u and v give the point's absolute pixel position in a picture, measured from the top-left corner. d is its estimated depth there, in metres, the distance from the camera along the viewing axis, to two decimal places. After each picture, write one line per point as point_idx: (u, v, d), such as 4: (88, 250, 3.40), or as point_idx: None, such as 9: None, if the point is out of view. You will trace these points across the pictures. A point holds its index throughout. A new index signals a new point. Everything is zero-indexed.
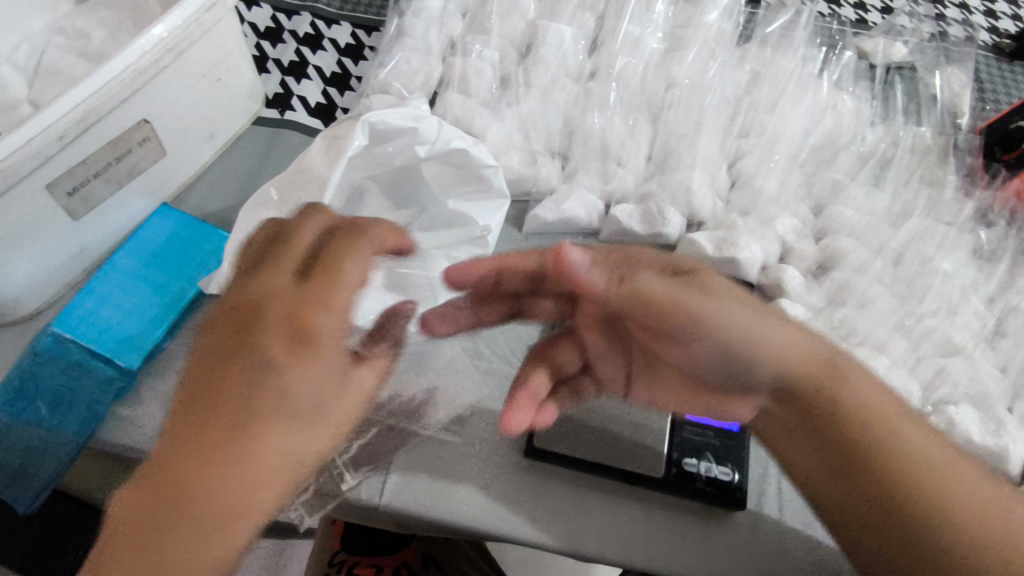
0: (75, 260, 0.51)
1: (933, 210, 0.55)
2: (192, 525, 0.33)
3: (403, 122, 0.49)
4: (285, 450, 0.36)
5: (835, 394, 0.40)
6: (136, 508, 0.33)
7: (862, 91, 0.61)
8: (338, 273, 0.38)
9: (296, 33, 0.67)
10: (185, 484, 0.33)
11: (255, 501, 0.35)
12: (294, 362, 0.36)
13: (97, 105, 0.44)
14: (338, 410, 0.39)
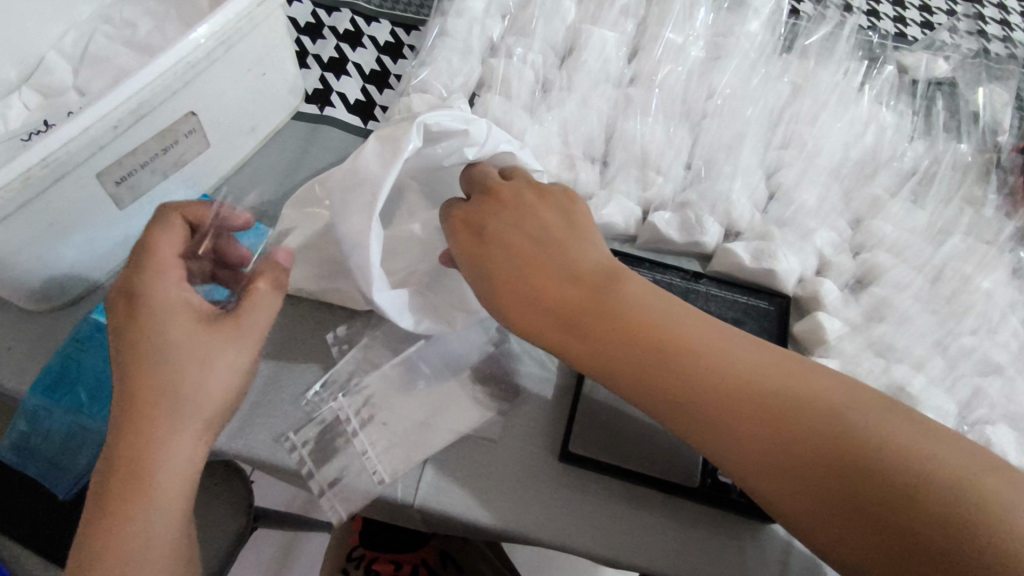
0: (118, 248, 0.52)
1: (975, 229, 0.56)
2: (125, 465, 0.36)
3: (456, 124, 0.46)
4: (168, 393, 0.38)
5: (719, 374, 0.37)
6: (120, 460, 0.37)
7: (903, 105, 0.61)
8: (156, 246, 0.40)
9: (336, 30, 0.67)
10: (139, 432, 0.37)
11: (168, 446, 0.37)
12: (129, 320, 0.38)
13: (149, 96, 0.45)
14: (216, 354, 0.39)
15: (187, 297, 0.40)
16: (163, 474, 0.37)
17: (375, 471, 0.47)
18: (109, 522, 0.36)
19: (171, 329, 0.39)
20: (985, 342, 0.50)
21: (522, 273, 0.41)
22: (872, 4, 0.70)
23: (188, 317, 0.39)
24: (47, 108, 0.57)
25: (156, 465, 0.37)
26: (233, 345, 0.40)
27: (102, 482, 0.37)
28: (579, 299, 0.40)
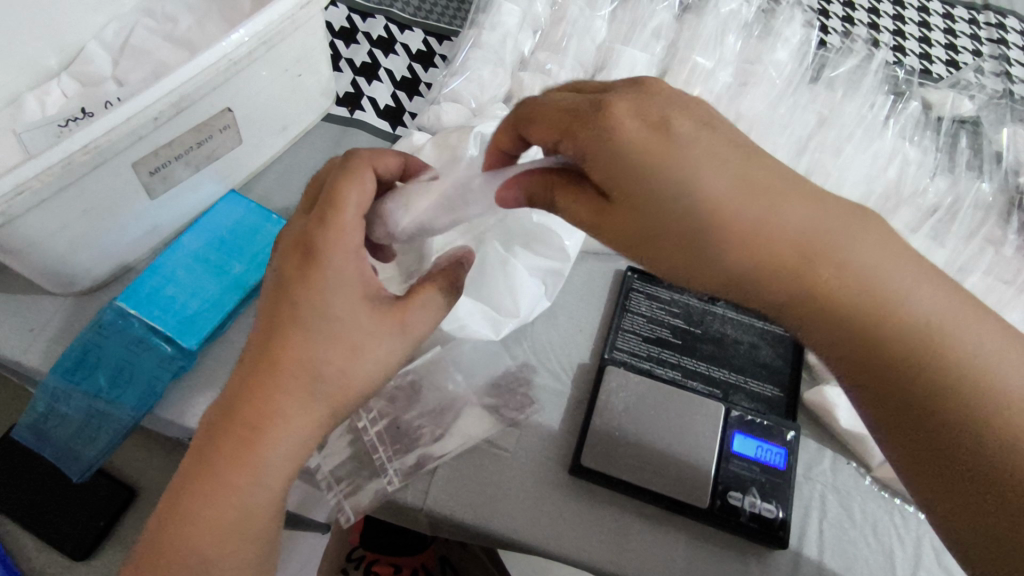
0: (145, 238, 0.52)
1: (995, 268, 0.56)
2: (245, 427, 0.35)
3: None
4: (313, 367, 0.36)
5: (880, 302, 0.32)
6: (238, 410, 0.35)
7: (927, 141, 0.62)
8: (345, 204, 0.38)
9: (370, 35, 0.69)
10: (265, 394, 0.35)
11: (289, 422, 0.35)
12: (300, 279, 0.36)
13: (190, 92, 0.46)
14: (372, 340, 0.38)
15: (362, 271, 0.38)
16: (277, 450, 0.35)
17: (385, 472, 0.47)
18: (210, 477, 0.34)
19: (338, 301, 0.37)
20: None
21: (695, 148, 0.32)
22: (899, 39, 0.71)
23: (356, 293, 0.37)
24: (86, 96, 0.58)
25: (273, 437, 0.35)
26: (393, 337, 0.39)
27: (219, 436, 0.35)
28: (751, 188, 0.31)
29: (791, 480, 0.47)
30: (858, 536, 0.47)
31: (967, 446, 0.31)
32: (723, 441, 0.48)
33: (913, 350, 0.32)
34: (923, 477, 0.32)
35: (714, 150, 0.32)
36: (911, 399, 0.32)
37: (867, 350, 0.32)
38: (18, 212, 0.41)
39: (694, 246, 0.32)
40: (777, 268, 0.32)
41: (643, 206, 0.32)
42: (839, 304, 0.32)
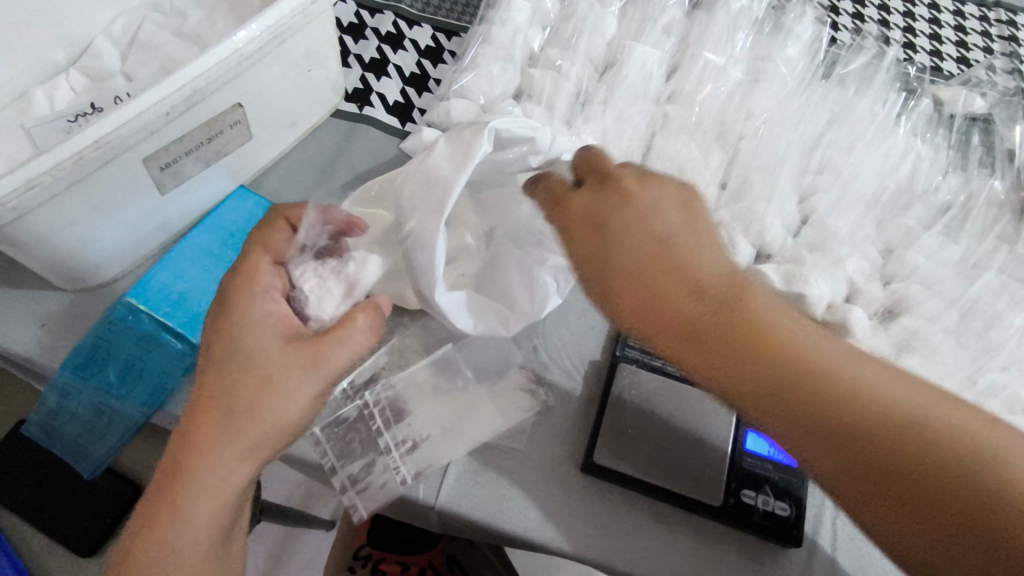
0: (155, 234, 0.52)
1: (1009, 266, 0.55)
2: (170, 464, 0.37)
3: (525, 131, 0.48)
4: (224, 402, 0.38)
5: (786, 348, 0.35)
6: (168, 455, 0.38)
7: (939, 139, 0.62)
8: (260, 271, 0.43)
9: (378, 31, 0.68)
10: (187, 435, 0.38)
11: (209, 458, 0.37)
12: (214, 331, 0.40)
13: (202, 87, 0.46)
14: (282, 373, 0.40)
15: (273, 316, 0.41)
16: (202, 484, 0.37)
17: (397, 469, 0.47)
18: (143, 513, 0.37)
19: (247, 340, 0.40)
20: (1016, 380, 0.50)
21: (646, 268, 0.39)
22: (909, 36, 0.71)
23: (270, 333, 0.41)
24: (94, 91, 0.57)
25: (195, 472, 0.37)
26: (303, 371, 0.40)
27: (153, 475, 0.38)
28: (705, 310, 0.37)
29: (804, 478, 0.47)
30: None
31: (897, 465, 0.31)
32: (736, 439, 0.47)
33: (821, 374, 0.34)
34: (865, 501, 0.32)
35: (662, 262, 0.39)
36: (863, 447, 0.32)
37: (792, 376, 0.34)
38: (29, 206, 0.40)
39: (645, 280, 0.39)
40: (705, 347, 0.36)
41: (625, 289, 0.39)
42: (764, 337, 0.35)
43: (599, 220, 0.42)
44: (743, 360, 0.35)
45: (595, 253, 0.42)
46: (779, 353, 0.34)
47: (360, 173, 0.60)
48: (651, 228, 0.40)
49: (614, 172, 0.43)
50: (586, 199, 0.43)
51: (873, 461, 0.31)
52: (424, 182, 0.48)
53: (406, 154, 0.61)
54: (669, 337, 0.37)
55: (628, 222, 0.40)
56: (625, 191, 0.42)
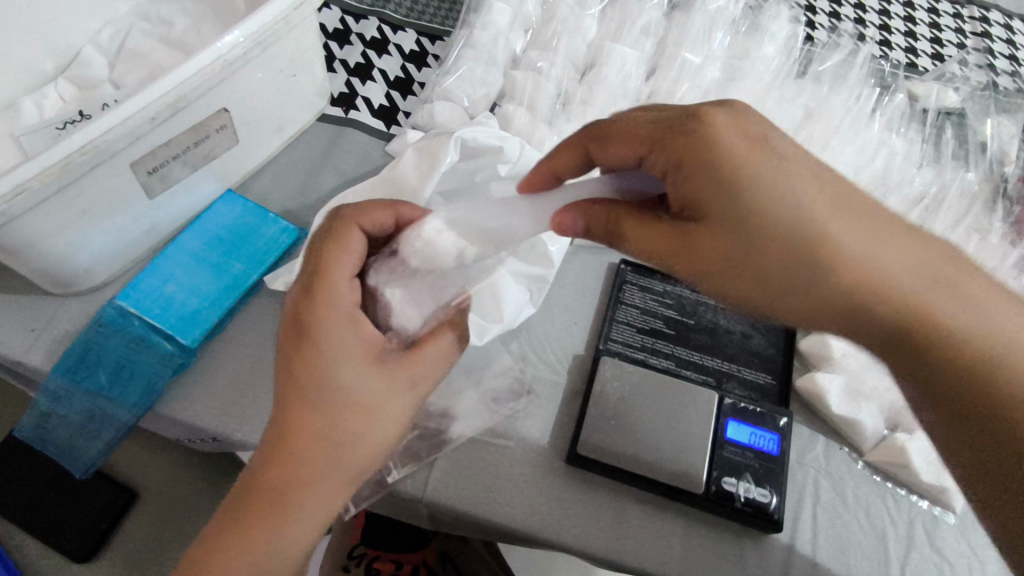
0: (144, 237, 0.53)
1: (981, 254, 0.56)
2: (275, 496, 0.36)
3: (491, 140, 0.49)
4: (337, 437, 0.37)
5: (924, 310, 0.35)
6: (271, 482, 0.36)
7: (913, 133, 0.63)
8: (333, 282, 0.39)
9: (363, 36, 0.69)
10: (294, 462, 0.36)
11: (316, 486, 0.37)
12: (299, 357, 0.37)
13: (188, 92, 0.47)
14: (385, 402, 0.38)
15: (361, 337, 0.39)
16: (309, 507, 0.37)
17: (384, 465, 0.47)
18: (246, 545, 0.36)
19: (348, 371, 0.37)
20: None
21: (755, 234, 0.36)
22: (885, 33, 0.72)
23: (361, 359, 0.38)
24: (82, 99, 0.58)
25: (303, 498, 0.36)
26: (402, 393, 0.39)
27: (251, 506, 0.36)
28: (804, 262, 0.36)
29: (784, 464, 0.48)
30: (852, 519, 0.48)
31: (1003, 423, 0.34)
32: (717, 427, 0.48)
33: (942, 328, 0.35)
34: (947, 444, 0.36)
35: (813, 215, 0.36)
36: (975, 410, 0.34)
37: (919, 341, 0.36)
38: (19, 211, 0.41)
39: (760, 240, 0.36)
40: (877, 307, 0.36)
41: (740, 242, 0.37)
42: (906, 303, 0.35)
43: (741, 168, 0.36)
44: (880, 316, 0.36)
45: (711, 208, 0.37)
46: (908, 323, 0.36)
47: (346, 175, 0.61)
48: (805, 182, 0.37)
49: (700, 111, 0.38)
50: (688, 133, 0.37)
51: (991, 412, 0.34)
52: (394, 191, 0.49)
53: (392, 156, 0.62)
54: (786, 272, 0.37)
55: (748, 170, 0.36)
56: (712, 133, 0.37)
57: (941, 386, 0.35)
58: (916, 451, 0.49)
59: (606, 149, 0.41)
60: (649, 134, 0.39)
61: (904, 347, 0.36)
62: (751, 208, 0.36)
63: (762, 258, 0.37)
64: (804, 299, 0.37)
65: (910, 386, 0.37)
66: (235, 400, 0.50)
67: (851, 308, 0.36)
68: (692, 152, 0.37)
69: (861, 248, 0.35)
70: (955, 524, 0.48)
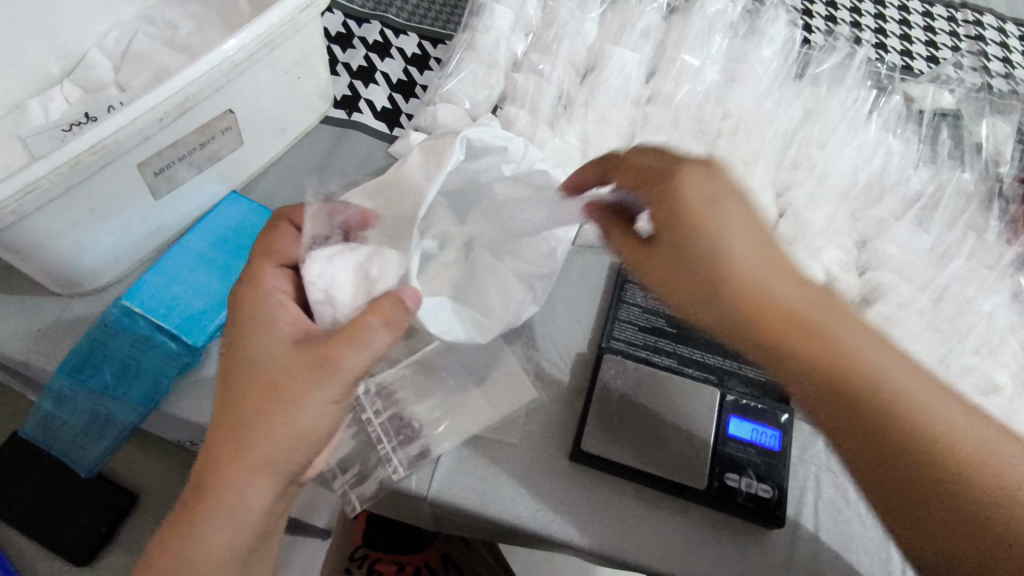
0: (149, 238, 0.53)
1: (976, 253, 0.57)
2: (196, 480, 0.38)
3: (497, 141, 0.51)
4: (248, 411, 0.39)
5: (867, 375, 0.37)
6: (195, 467, 0.39)
7: (909, 134, 0.64)
8: (268, 286, 0.43)
9: (365, 40, 0.70)
10: (208, 445, 0.39)
11: (227, 467, 0.38)
12: (227, 351, 0.41)
13: (195, 94, 0.47)
14: (290, 379, 0.39)
15: (285, 322, 0.41)
16: (225, 492, 0.38)
17: (389, 463, 0.48)
18: (176, 532, 0.38)
19: (262, 354, 0.40)
20: (986, 361, 0.51)
21: (758, 297, 0.39)
22: (881, 37, 0.73)
23: (277, 342, 0.40)
24: (87, 101, 0.59)
25: (214, 481, 0.38)
26: (309, 375, 0.39)
27: (186, 485, 0.39)
28: (755, 311, 0.39)
29: (786, 460, 0.48)
30: (853, 515, 0.48)
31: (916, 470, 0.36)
32: (719, 424, 0.49)
33: (878, 383, 0.36)
34: (879, 479, 0.37)
35: (822, 317, 0.38)
36: (896, 462, 0.36)
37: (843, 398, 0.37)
38: (28, 210, 0.42)
39: (753, 305, 0.39)
40: (816, 376, 0.37)
41: (694, 266, 0.41)
42: (847, 360, 0.37)
43: (710, 234, 0.41)
44: (802, 363, 0.38)
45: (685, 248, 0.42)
46: (849, 386, 0.37)
47: (350, 176, 0.62)
48: (764, 256, 0.40)
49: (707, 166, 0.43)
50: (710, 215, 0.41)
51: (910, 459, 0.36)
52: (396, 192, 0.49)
53: (394, 157, 0.62)
54: (726, 320, 0.41)
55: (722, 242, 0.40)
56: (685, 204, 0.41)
57: (864, 445, 0.37)
58: None
59: (642, 189, 0.44)
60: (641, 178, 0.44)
61: (850, 399, 0.37)
62: (743, 277, 0.39)
63: (720, 306, 0.40)
64: (733, 331, 0.41)
65: (845, 447, 0.38)
66: None
67: (827, 375, 0.37)
68: (696, 218, 0.41)
69: (853, 339, 0.37)
70: None
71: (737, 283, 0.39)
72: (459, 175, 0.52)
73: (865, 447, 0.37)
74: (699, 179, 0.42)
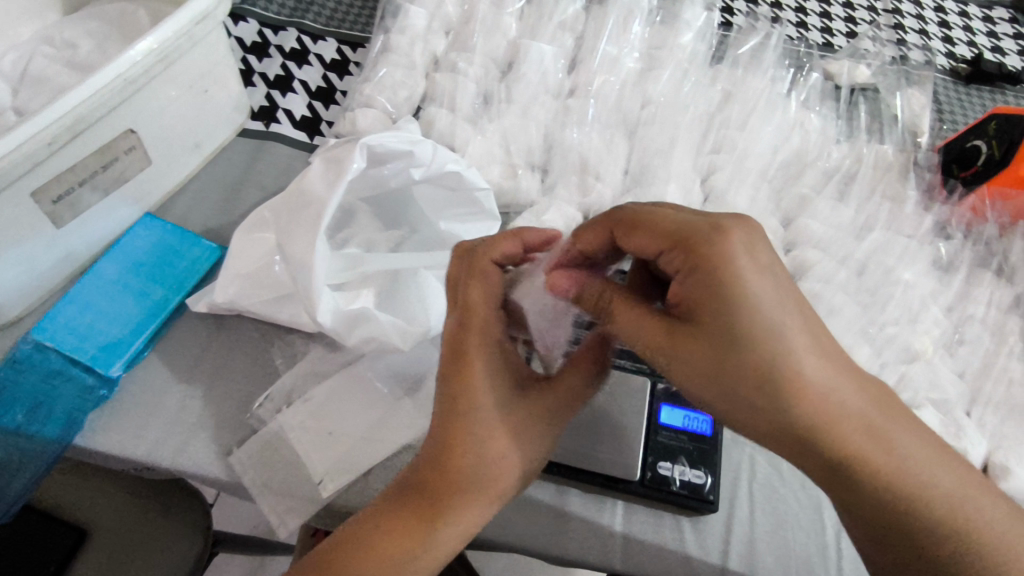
0: (56, 267, 0.51)
1: (896, 224, 0.58)
2: (427, 507, 0.38)
3: (401, 146, 0.49)
4: (519, 451, 0.40)
5: (847, 434, 0.33)
6: (412, 499, 0.38)
7: (828, 110, 0.65)
8: (482, 313, 0.41)
9: (282, 48, 0.68)
10: (438, 479, 0.38)
11: (466, 496, 0.38)
12: (451, 378, 0.40)
13: (86, 114, 0.45)
14: (525, 423, 0.40)
15: (510, 359, 0.41)
16: (453, 527, 0.38)
17: (319, 481, 0.47)
18: (383, 559, 0.37)
19: (495, 393, 0.40)
20: (906, 330, 0.52)
21: (746, 348, 0.33)
22: (800, 15, 0.74)
23: (507, 383, 0.40)
24: None
25: (452, 511, 0.38)
26: (542, 423, 0.41)
27: (401, 504, 0.38)
28: (752, 384, 0.33)
29: (717, 444, 0.48)
30: (788, 493, 0.49)
31: (931, 531, 0.34)
32: (650, 414, 0.49)
33: (886, 462, 0.33)
34: (886, 547, 0.35)
35: (823, 401, 0.33)
36: (907, 530, 0.34)
37: (847, 477, 0.34)
38: None
39: (743, 367, 0.33)
40: (823, 450, 0.33)
41: (705, 334, 0.33)
42: (843, 444, 0.33)
43: (726, 291, 0.33)
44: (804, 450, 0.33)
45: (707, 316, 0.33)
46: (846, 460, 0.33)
47: (270, 190, 0.60)
48: (800, 328, 0.33)
49: (661, 213, 0.36)
50: (748, 270, 0.33)
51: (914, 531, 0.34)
52: (300, 203, 0.49)
53: None
54: (752, 394, 0.33)
55: (732, 279, 0.33)
56: (718, 254, 0.33)
57: (872, 508, 0.34)
58: None
59: (630, 236, 0.37)
60: (669, 237, 0.35)
61: (843, 476, 0.34)
62: (721, 296, 0.33)
63: (723, 365, 0.33)
64: (756, 395, 0.33)
65: (860, 499, 0.34)
66: (160, 426, 0.48)
67: (808, 440, 0.33)
68: (728, 270, 0.33)
69: (832, 379, 0.33)
70: None
71: (808, 399, 0.32)
72: (367, 180, 0.52)
73: (876, 508, 0.34)
74: (645, 207, 0.37)
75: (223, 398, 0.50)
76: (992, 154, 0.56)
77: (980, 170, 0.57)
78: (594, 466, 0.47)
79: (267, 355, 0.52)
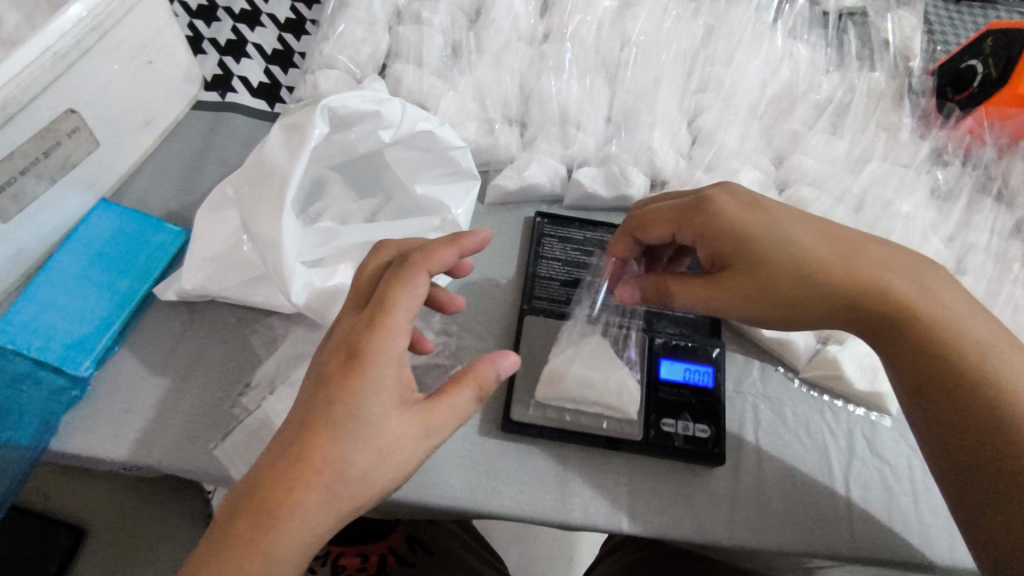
0: (8, 266, 0.47)
1: (892, 154, 0.56)
2: (253, 523, 0.30)
3: (365, 105, 0.46)
4: (381, 489, 0.33)
5: (939, 322, 0.38)
6: (243, 516, 0.30)
7: (815, 39, 0.62)
8: (393, 312, 0.34)
9: (231, 10, 0.63)
10: (275, 492, 0.31)
11: (297, 518, 0.30)
12: (337, 379, 0.33)
13: (17, 96, 0.41)
14: (402, 445, 0.33)
15: (404, 374, 0.34)
16: (284, 554, 0.30)
17: None
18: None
19: (372, 406, 0.32)
20: None
21: (766, 281, 0.40)
22: None
23: (394, 396, 0.33)
24: None
25: (285, 537, 0.30)
26: (422, 444, 0.34)
27: (224, 518, 0.31)
28: (828, 301, 0.39)
29: (720, 396, 0.47)
30: (793, 438, 0.48)
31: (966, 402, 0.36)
32: (650, 368, 0.48)
33: (963, 338, 0.37)
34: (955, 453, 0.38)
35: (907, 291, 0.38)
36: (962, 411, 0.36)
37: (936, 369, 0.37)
38: None
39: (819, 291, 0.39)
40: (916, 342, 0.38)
41: (754, 271, 0.40)
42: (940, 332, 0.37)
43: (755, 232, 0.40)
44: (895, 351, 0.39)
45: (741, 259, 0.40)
46: (937, 342, 0.37)
47: (232, 165, 0.57)
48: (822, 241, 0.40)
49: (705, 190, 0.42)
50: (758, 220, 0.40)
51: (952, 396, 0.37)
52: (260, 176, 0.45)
53: None
54: (819, 306, 0.39)
55: (773, 231, 0.39)
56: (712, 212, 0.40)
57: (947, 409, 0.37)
58: (848, 360, 0.49)
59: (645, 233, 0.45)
60: (676, 219, 0.42)
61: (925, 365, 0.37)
62: (767, 232, 0.40)
63: (781, 296, 0.40)
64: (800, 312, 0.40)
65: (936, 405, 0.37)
66: (138, 423, 0.46)
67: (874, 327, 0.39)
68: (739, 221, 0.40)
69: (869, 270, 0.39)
70: (893, 426, 0.49)
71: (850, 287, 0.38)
72: (333, 145, 0.48)
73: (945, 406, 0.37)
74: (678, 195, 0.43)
75: (203, 389, 0.47)
76: (988, 73, 0.54)
77: (975, 91, 0.55)
78: (598, 429, 0.45)
79: (245, 340, 0.50)
